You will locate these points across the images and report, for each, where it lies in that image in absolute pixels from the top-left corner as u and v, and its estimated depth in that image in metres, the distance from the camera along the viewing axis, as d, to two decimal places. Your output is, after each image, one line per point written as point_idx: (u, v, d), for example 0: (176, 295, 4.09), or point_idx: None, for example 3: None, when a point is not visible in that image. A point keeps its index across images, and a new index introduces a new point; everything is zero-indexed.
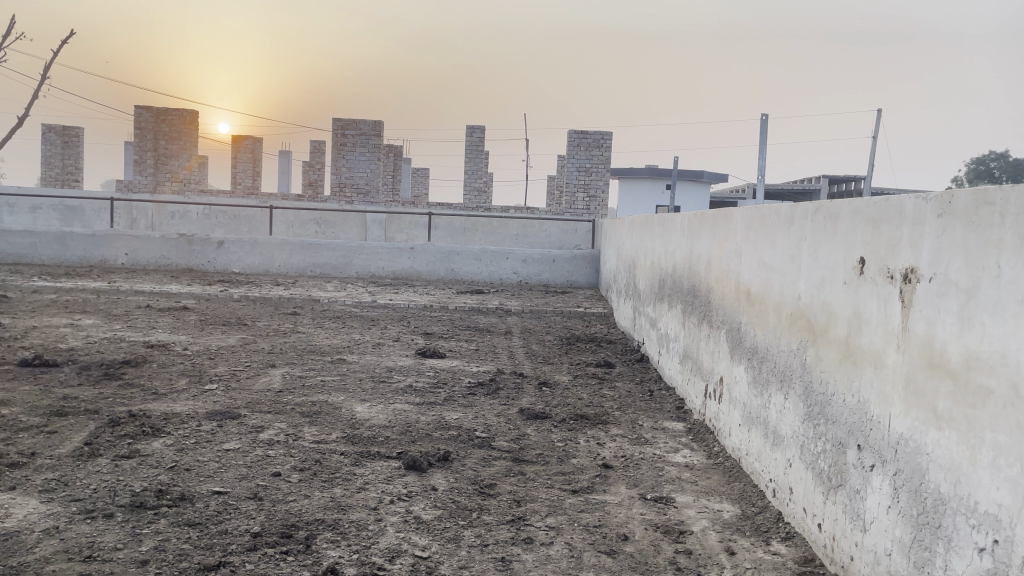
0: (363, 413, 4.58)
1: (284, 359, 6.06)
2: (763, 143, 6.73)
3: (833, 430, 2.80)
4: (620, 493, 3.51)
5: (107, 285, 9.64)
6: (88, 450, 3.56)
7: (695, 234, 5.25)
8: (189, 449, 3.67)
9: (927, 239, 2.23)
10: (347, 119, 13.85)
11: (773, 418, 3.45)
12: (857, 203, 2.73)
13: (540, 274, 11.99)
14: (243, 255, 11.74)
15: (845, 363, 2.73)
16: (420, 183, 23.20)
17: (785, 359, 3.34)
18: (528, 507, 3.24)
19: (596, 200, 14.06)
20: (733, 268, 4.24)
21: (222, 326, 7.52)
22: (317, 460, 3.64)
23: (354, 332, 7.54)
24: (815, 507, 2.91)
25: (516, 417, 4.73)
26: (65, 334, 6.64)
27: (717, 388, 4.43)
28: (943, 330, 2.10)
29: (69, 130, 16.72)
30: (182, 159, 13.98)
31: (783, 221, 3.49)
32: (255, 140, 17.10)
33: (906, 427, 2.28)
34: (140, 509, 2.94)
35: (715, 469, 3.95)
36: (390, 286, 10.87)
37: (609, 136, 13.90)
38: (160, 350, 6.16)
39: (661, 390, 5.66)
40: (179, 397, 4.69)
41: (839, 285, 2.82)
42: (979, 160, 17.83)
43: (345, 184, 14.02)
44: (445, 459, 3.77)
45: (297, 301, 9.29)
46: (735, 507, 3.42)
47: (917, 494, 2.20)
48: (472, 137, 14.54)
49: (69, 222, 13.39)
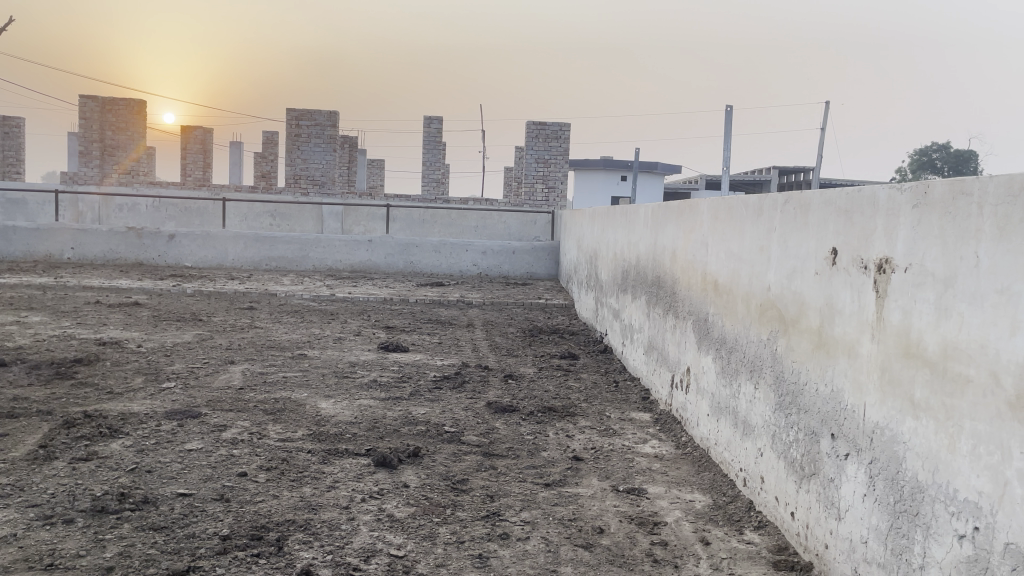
0: (328, 409, 4.50)
1: (243, 356, 5.93)
2: (726, 134, 6.77)
3: (806, 419, 2.82)
4: (592, 485, 3.51)
5: (53, 281, 9.33)
6: (44, 453, 3.43)
7: (660, 225, 5.26)
8: (150, 450, 3.56)
9: (901, 230, 2.25)
10: (302, 109, 13.61)
11: (742, 407, 3.48)
12: (828, 194, 2.76)
13: (499, 266, 11.96)
14: (195, 248, 11.47)
15: (817, 352, 2.75)
16: (375, 175, 22.97)
17: (755, 349, 3.37)
18: (502, 503, 3.22)
19: (555, 192, 14.08)
20: (700, 259, 4.26)
21: (177, 322, 7.33)
22: (284, 459, 3.56)
23: (314, 326, 7.42)
24: (788, 496, 2.94)
25: (483, 410, 4.69)
26: (11, 332, 6.41)
27: (683, 378, 4.45)
28: (920, 320, 2.12)
29: (9, 120, 16.15)
30: (129, 149, 13.60)
31: (751, 212, 3.51)
32: (206, 131, 16.74)
33: (881, 416, 2.31)
34: (102, 514, 2.84)
35: (684, 459, 3.97)
36: (348, 280, 10.73)
37: (567, 127, 13.91)
38: (113, 347, 5.97)
39: (626, 380, 5.68)
40: (136, 396, 4.55)
41: (810, 276, 2.84)
42: (924, 151, 18.33)
43: (300, 175, 13.78)
44: (415, 455, 3.72)
45: (253, 296, 9.11)
46: (706, 497, 3.43)
47: (893, 482, 2.23)
48: (429, 128, 14.35)
49: (11, 215, 12.94)
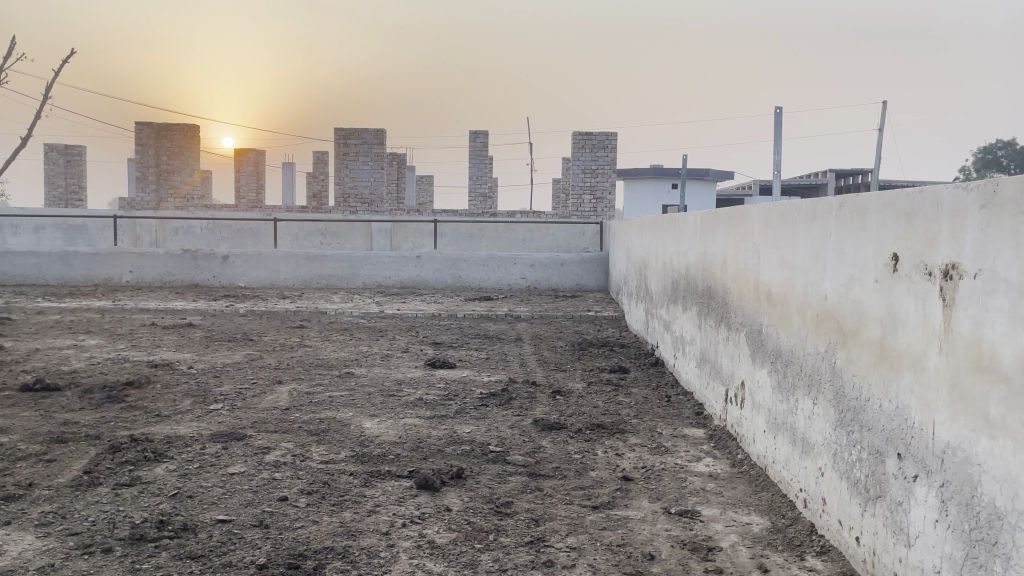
0: (373, 429, 4.44)
1: (291, 375, 5.93)
2: (778, 136, 6.52)
3: (869, 438, 2.64)
4: (643, 508, 3.36)
5: (111, 304, 9.53)
6: (88, 479, 3.42)
7: (709, 233, 5.08)
8: (192, 475, 3.53)
9: (968, 232, 2.08)
10: (350, 128, 13.78)
11: (800, 424, 3.29)
12: (886, 196, 2.58)
13: (548, 279, 11.84)
14: (248, 268, 11.61)
15: (880, 366, 2.57)
16: (425, 191, 23.16)
17: (812, 362, 3.18)
18: (548, 527, 3.09)
19: (603, 202, 13.90)
20: (752, 268, 4.08)
21: (228, 342, 7.39)
22: (325, 482, 3.50)
23: (362, 344, 7.40)
24: (852, 519, 2.75)
25: (531, 428, 4.58)
26: (67, 356, 6.52)
27: (738, 393, 4.26)
28: (992, 330, 1.94)
29: (71, 148, 16.68)
30: (184, 173, 13.90)
31: (804, 218, 3.33)
32: (258, 153, 17.02)
33: (953, 435, 2.12)
34: (140, 542, 2.80)
35: (740, 478, 3.78)
36: (397, 296, 10.73)
37: (614, 136, 13.75)
38: (164, 369, 6.02)
39: (678, 395, 5.50)
40: (183, 419, 4.55)
41: (870, 284, 2.66)
42: (987, 149, 17.53)
43: (349, 194, 13.88)
44: (458, 477, 3.62)
45: (303, 314, 9.16)
46: (765, 519, 3.25)
47: (968, 507, 2.04)
48: (475, 142, 14.36)
49: (73, 241, 13.32)
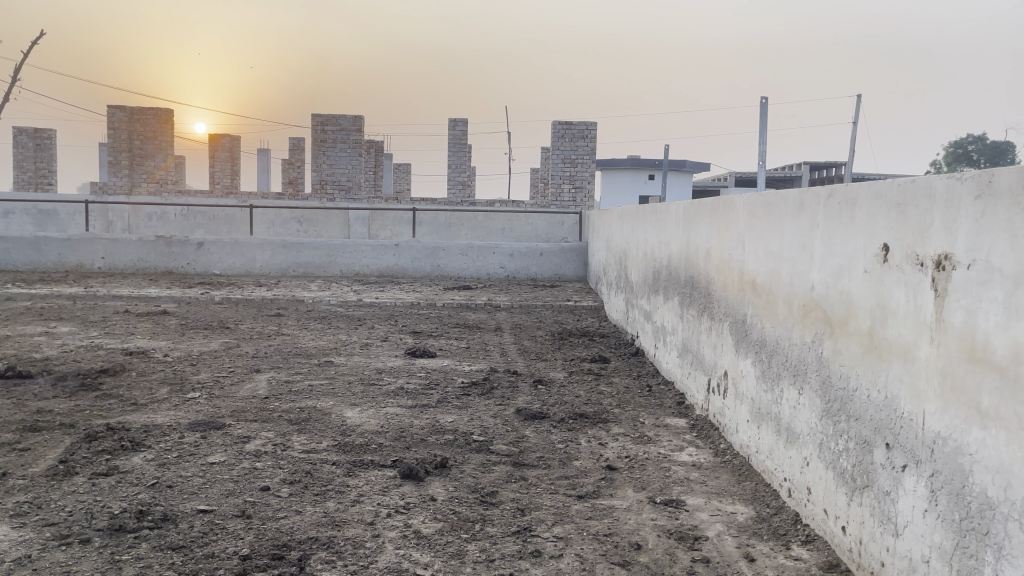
0: (354, 418, 4.39)
1: (269, 364, 5.85)
2: (762, 127, 6.50)
3: (857, 428, 2.64)
4: (628, 497, 3.35)
5: (83, 291, 9.34)
6: (64, 468, 3.35)
7: (693, 223, 5.07)
8: (171, 464, 3.47)
9: (962, 222, 2.08)
10: (327, 115, 13.59)
11: (785, 414, 3.30)
12: (877, 187, 2.57)
13: (527, 268, 11.81)
14: (223, 255, 11.46)
15: (868, 356, 2.58)
16: (402, 179, 23.05)
17: (798, 352, 3.19)
18: (533, 516, 3.08)
19: (582, 192, 13.89)
20: (737, 258, 4.07)
21: (204, 330, 7.28)
22: (307, 471, 3.45)
23: (341, 333, 7.33)
24: (838, 509, 2.76)
25: (513, 418, 4.56)
26: (39, 342, 6.38)
27: (721, 382, 4.26)
28: (986, 320, 1.94)
29: (41, 132, 16.31)
30: (157, 159, 13.68)
31: (792, 208, 3.32)
32: (233, 138, 16.78)
33: (944, 425, 2.12)
34: (119, 533, 2.74)
35: (723, 468, 3.79)
36: (375, 285, 10.65)
37: (593, 126, 13.74)
38: (139, 357, 5.91)
39: (659, 385, 5.50)
40: (160, 407, 4.47)
41: (859, 275, 2.66)
42: (959, 143, 17.71)
43: (327, 181, 13.76)
44: (442, 466, 3.59)
45: (281, 302, 9.05)
46: (749, 508, 3.26)
47: (959, 497, 2.05)
48: (454, 130, 14.28)
49: (43, 226, 13.06)
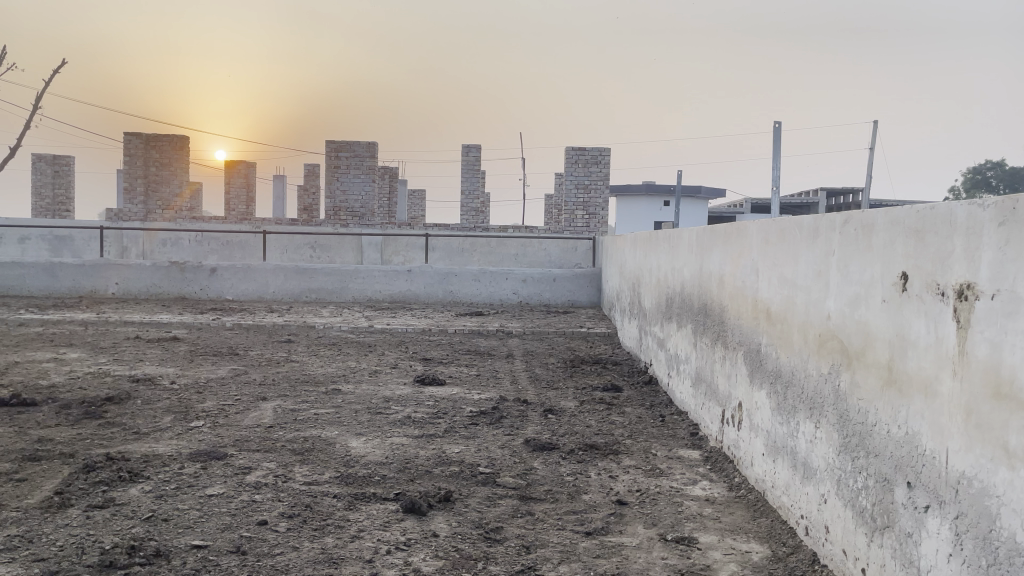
0: (358, 448, 4.30)
1: (276, 391, 5.78)
2: (776, 152, 6.38)
3: (877, 464, 2.52)
4: (638, 534, 3.23)
5: (95, 316, 9.35)
6: (59, 501, 3.27)
7: (706, 250, 4.97)
8: (168, 496, 3.38)
9: (985, 252, 1.97)
10: (341, 141, 13.67)
11: (801, 448, 3.17)
12: (894, 213, 2.48)
13: (540, 294, 11.72)
14: (235, 281, 11.46)
15: (887, 390, 2.46)
16: (417, 205, 23.16)
17: (814, 384, 3.07)
18: (539, 554, 2.97)
19: (596, 217, 13.83)
20: (750, 286, 3.97)
21: (213, 357, 7.23)
22: (307, 504, 3.35)
23: (350, 359, 7.26)
24: (857, 550, 2.63)
25: (521, 449, 4.45)
26: (47, 369, 6.36)
27: (735, 414, 4.14)
28: (1013, 353, 1.83)
29: (60, 159, 16.52)
30: (173, 185, 13.78)
31: (807, 235, 3.22)
32: (248, 166, 16.91)
33: (969, 465, 2.00)
34: (109, 569, 2.65)
35: (738, 503, 3.66)
36: (387, 311, 10.59)
37: (607, 152, 13.69)
38: (145, 384, 5.86)
39: (672, 415, 5.37)
40: (163, 436, 4.40)
41: (877, 304, 2.55)
42: (978, 170, 17.34)
43: (340, 207, 13.79)
44: (446, 500, 3.48)
45: (292, 328, 9.01)
46: (764, 547, 3.12)
47: (986, 542, 1.92)
48: (468, 156, 14.31)
49: (59, 252, 13.17)
